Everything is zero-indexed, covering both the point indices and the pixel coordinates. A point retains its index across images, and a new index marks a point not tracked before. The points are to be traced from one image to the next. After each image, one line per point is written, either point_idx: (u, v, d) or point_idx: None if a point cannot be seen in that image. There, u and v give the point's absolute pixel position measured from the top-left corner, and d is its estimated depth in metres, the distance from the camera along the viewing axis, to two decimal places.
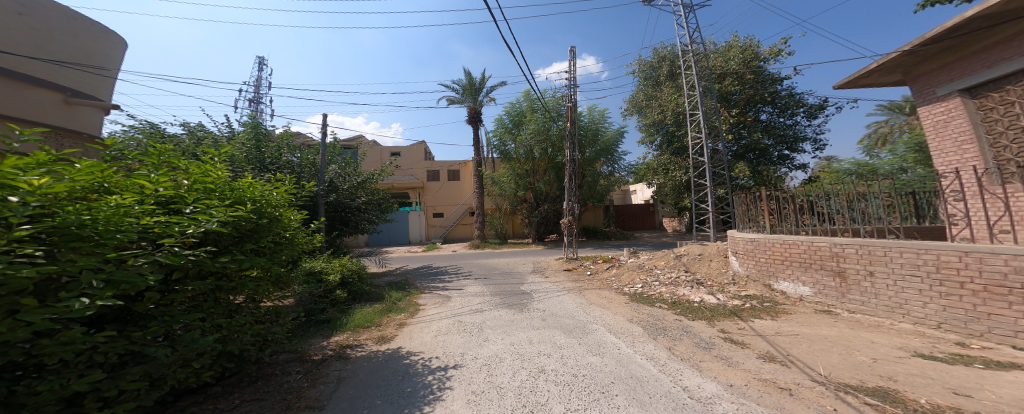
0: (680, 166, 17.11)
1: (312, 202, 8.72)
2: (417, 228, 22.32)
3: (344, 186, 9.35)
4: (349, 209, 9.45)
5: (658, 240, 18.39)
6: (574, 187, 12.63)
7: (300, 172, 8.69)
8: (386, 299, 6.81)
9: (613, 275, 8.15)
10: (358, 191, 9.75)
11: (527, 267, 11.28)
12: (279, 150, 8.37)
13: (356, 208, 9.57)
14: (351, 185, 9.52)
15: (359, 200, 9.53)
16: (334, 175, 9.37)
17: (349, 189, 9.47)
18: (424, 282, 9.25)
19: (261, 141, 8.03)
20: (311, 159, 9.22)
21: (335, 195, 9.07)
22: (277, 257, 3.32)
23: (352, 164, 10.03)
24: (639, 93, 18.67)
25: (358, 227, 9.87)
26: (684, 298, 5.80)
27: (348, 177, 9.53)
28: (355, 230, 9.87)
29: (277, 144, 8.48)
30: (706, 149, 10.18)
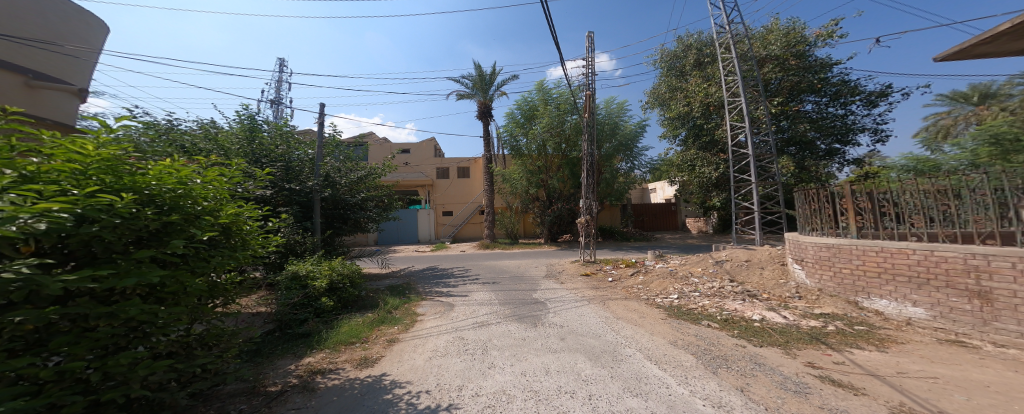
0: (708, 161, 16.03)
1: (307, 199, 7.94)
2: (426, 227, 21.72)
3: (342, 181, 8.59)
4: (348, 206, 8.70)
5: (682, 242, 17.10)
6: (593, 183, 11.60)
7: (296, 169, 7.89)
8: (381, 308, 5.95)
9: (641, 282, 7.07)
10: (359, 186, 9.03)
11: (540, 270, 10.29)
12: (273, 141, 7.72)
13: (356, 205, 8.85)
14: (350, 180, 8.76)
15: (358, 196, 8.78)
16: (332, 169, 8.64)
17: (349, 184, 8.75)
18: (427, 286, 8.39)
19: (254, 133, 7.43)
20: (308, 153, 8.47)
21: (332, 191, 8.26)
22: (209, 268, 2.20)
23: (352, 157, 9.33)
24: (662, 84, 18.31)
25: (358, 226, 9.14)
26: (738, 314, 4.67)
27: (347, 171, 8.80)
28: (356, 229, 9.16)
29: (272, 135, 7.87)
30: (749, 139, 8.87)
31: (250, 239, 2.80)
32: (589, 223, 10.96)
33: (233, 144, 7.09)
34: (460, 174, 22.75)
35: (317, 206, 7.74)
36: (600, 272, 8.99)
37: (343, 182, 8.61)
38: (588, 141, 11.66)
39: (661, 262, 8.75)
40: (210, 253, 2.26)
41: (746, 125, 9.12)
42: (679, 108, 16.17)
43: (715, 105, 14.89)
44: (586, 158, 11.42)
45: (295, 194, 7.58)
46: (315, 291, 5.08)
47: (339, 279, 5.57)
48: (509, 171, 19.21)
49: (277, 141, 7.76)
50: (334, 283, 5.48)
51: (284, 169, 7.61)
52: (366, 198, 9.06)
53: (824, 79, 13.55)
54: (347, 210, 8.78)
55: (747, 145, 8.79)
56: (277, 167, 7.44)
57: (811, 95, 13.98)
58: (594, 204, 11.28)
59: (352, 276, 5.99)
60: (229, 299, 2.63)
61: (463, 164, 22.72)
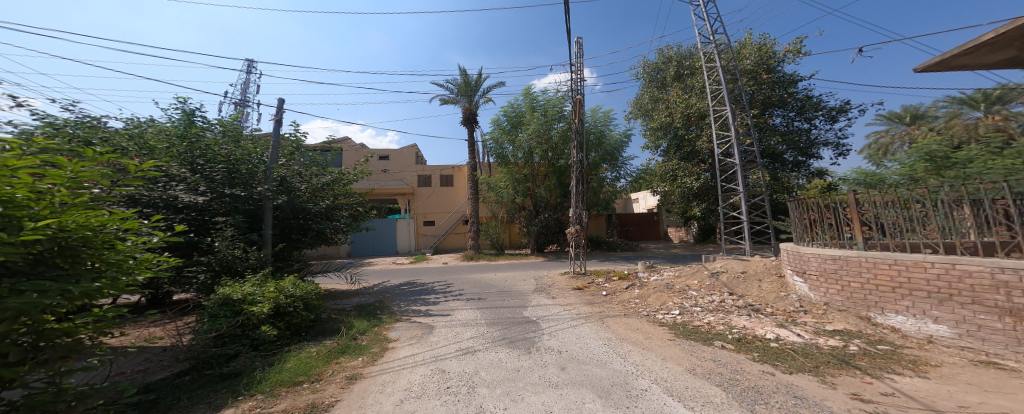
0: (688, 171, 17.16)
1: (256, 206, 6.87)
2: (406, 236, 20.50)
3: (303, 186, 7.54)
4: (309, 215, 7.65)
5: (667, 252, 17.20)
6: (582, 193, 11.21)
7: (237, 169, 6.68)
8: (343, 335, 5.04)
9: (637, 297, 6.62)
10: (323, 193, 8.04)
11: (527, 284, 9.66)
12: (220, 141, 6.75)
13: (319, 214, 7.84)
14: (313, 186, 7.75)
15: (323, 204, 7.77)
16: (293, 171, 7.63)
17: (310, 190, 7.74)
18: (402, 304, 7.49)
19: (193, 132, 6.47)
20: (254, 152, 7.28)
21: (287, 198, 7.15)
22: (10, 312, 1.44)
23: (319, 159, 8.35)
24: (645, 96, 19.90)
25: (324, 237, 8.12)
26: (749, 330, 4.26)
27: (310, 175, 7.82)
28: (323, 240, 8.14)
29: (220, 137, 6.91)
30: (734, 148, 8.78)
31: (113, 265, 2.03)
32: (578, 233, 10.61)
33: (169, 149, 6.20)
34: (443, 182, 21.79)
35: (268, 215, 6.73)
36: (591, 286, 8.48)
37: (303, 188, 7.60)
38: (577, 149, 11.41)
39: (655, 274, 8.39)
40: (17, 287, 1.50)
41: (732, 135, 9.12)
42: (662, 119, 17.52)
43: (694, 117, 16.32)
44: (574, 166, 11.16)
45: (242, 202, 6.57)
46: (248, 319, 4.23)
47: (283, 301, 4.61)
48: (493, 179, 18.73)
49: (215, 140, 6.70)
50: (276, 307, 4.53)
51: (224, 170, 6.47)
52: (331, 206, 8.06)
53: (793, 93, 14.32)
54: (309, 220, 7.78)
55: (734, 153, 8.71)
56: (221, 171, 6.44)
57: (783, 109, 14.68)
58: (583, 212, 10.93)
59: (303, 297, 5.05)
60: (74, 347, 1.86)
61: (446, 172, 21.80)
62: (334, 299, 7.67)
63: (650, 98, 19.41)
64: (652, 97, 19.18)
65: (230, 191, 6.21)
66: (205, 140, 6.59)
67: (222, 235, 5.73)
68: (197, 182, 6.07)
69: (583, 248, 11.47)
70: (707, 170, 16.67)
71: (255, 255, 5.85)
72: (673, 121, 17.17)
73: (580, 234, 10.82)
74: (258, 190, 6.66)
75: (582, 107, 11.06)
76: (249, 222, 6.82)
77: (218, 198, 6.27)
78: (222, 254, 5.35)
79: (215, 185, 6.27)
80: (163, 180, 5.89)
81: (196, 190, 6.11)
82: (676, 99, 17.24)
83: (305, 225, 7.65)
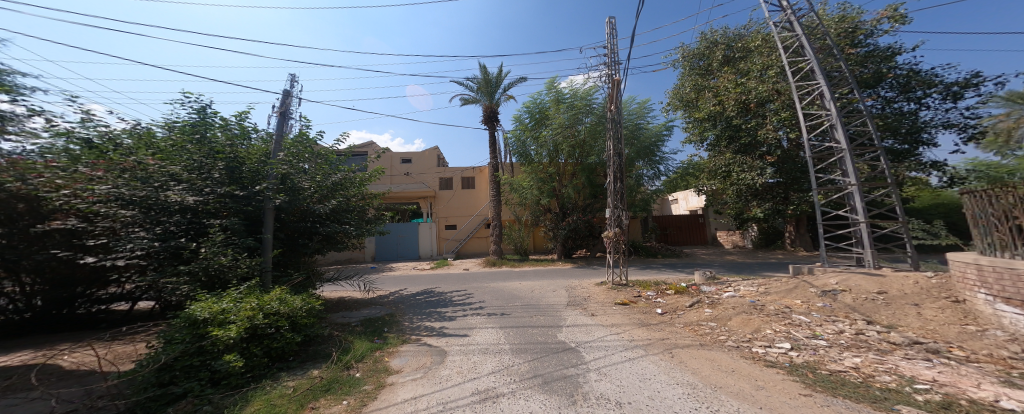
0: (750, 166, 14.68)
1: (257, 207, 6.08)
2: (426, 240, 19.95)
3: (308, 185, 6.72)
4: (315, 218, 6.86)
5: (721, 259, 14.97)
6: (626, 191, 9.47)
7: (240, 169, 5.97)
8: (336, 363, 4.00)
9: (711, 318, 5.03)
10: (334, 192, 7.15)
11: (559, 296, 8.29)
12: (227, 138, 6.05)
13: (328, 216, 6.99)
14: (319, 185, 6.91)
15: (329, 205, 6.86)
16: (299, 167, 6.78)
17: (318, 190, 6.88)
18: (416, 319, 6.43)
19: (199, 129, 5.84)
20: (263, 148, 6.54)
21: (287, 198, 6.28)
22: None
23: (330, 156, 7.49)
24: (685, 86, 17.74)
25: (335, 240, 7.25)
26: (951, 388, 2.59)
27: (319, 174, 6.96)
28: (335, 243, 7.28)
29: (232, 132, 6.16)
30: (839, 132, 7.36)
31: None
32: (619, 237, 9.08)
33: (174, 148, 5.69)
34: (464, 184, 20.98)
35: (270, 217, 5.96)
36: (639, 301, 6.94)
37: (310, 187, 6.73)
38: (616, 139, 9.79)
39: (723, 287, 6.68)
40: None
41: (834, 118, 7.57)
42: (710, 108, 15.41)
43: (754, 103, 14.15)
44: (614, 159, 9.60)
45: (240, 202, 5.82)
46: (213, 345, 3.26)
47: (258, 321, 3.61)
48: (518, 180, 17.59)
49: (220, 134, 6.01)
50: (250, 329, 3.53)
51: (225, 171, 5.76)
52: (341, 207, 7.17)
53: (881, 69, 11.85)
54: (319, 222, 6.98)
55: (839, 138, 7.25)
56: (220, 167, 5.69)
57: (870, 88, 12.13)
58: (622, 211, 9.32)
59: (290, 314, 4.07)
60: None
61: (467, 174, 20.97)
62: (340, 310, 6.83)
63: (695, 87, 17.31)
64: (697, 85, 17.06)
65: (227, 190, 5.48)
66: (210, 136, 5.95)
67: (212, 242, 4.87)
68: (191, 184, 5.38)
69: (624, 254, 9.85)
70: (770, 164, 14.27)
71: (245, 263, 4.99)
72: (727, 109, 14.93)
73: (621, 239, 9.24)
74: (258, 188, 5.87)
75: (619, 92, 9.55)
76: (249, 224, 6.10)
77: (212, 199, 5.47)
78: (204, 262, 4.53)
79: (211, 184, 5.55)
80: (158, 178, 5.32)
81: (199, 191, 5.45)
82: (729, 85, 15.08)
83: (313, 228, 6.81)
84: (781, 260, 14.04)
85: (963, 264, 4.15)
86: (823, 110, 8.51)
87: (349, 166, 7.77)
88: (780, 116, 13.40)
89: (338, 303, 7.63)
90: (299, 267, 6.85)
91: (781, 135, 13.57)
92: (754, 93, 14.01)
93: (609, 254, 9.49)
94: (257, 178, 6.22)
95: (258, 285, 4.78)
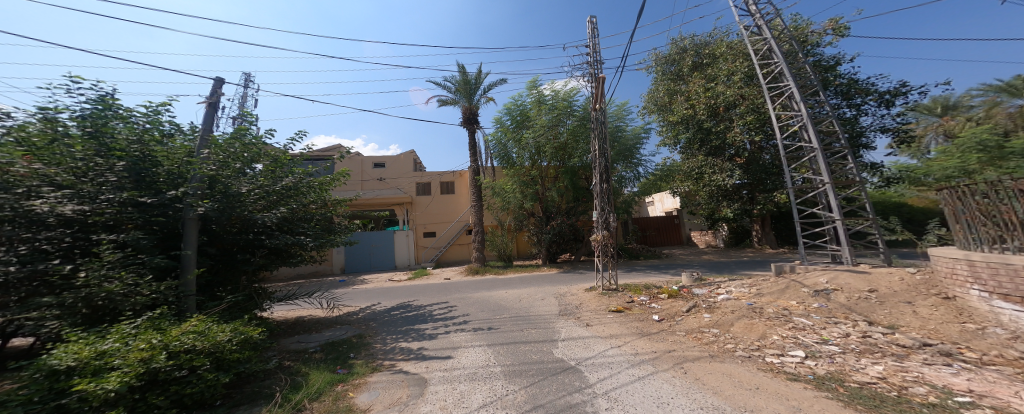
0: (721, 168, 15.21)
1: (174, 217, 5.04)
2: (403, 249, 18.76)
3: (248, 190, 5.61)
4: (257, 228, 5.78)
5: (698, 259, 15.34)
6: (610, 193, 9.27)
7: (143, 171, 4.93)
8: (285, 407, 3.20)
9: (712, 325, 4.77)
10: (282, 198, 6.19)
11: (548, 305, 7.84)
12: (133, 134, 4.99)
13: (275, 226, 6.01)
14: (262, 190, 5.83)
15: (273, 214, 5.80)
16: (234, 169, 5.74)
17: (261, 195, 5.84)
18: (389, 340, 5.66)
19: (94, 121, 4.71)
20: (184, 146, 5.50)
21: (217, 202, 5.22)
22: None
23: (273, 158, 6.43)
24: (658, 91, 18.20)
25: (283, 252, 6.27)
26: (996, 401, 2.34)
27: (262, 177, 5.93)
28: (284, 257, 6.31)
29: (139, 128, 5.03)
30: (810, 131, 7.46)
31: None
32: (607, 240, 8.87)
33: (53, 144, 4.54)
34: (443, 189, 20.04)
35: (192, 226, 4.97)
36: (634, 308, 6.67)
37: (248, 190, 5.63)
38: (601, 138, 9.63)
39: (714, 290, 6.55)
40: None
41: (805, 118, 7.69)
42: (683, 112, 15.87)
43: (722, 107, 14.70)
44: (600, 161, 9.39)
45: (149, 212, 4.84)
46: (81, 402, 2.29)
47: (161, 364, 2.71)
48: (499, 183, 17.15)
49: (123, 129, 4.95)
50: (146, 376, 2.62)
51: (127, 172, 4.73)
52: (290, 216, 6.21)
53: (835, 77, 12.68)
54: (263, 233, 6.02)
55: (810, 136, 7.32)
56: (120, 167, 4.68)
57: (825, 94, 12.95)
58: (606, 212, 9.18)
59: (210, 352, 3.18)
60: None
61: (446, 179, 20.06)
62: (296, 334, 5.89)
63: (667, 92, 17.76)
64: (668, 90, 17.52)
65: (128, 194, 4.50)
66: (110, 131, 4.86)
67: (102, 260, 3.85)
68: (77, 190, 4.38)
69: (612, 258, 9.63)
70: (739, 166, 14.80)
71: (150, 288, 3.96)
72: (698, 113, 15.39)
73: (610, 241, 9.08)
74: (172, 192, 4.89)
75: (604, 91, 9.33)
76: (165, 238, 5.09)
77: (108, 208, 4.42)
78: (88, 292, 3.46)
79: (108, 190, 4.56)
80: (26, 184, 4.16)
81: (89, 200, 4.44)
82: (700, 90, 15.57)
83: (252, 240, 5.79)
84: (754, 258, 14.59)
85: (954, 260, 4.09)
86: (796, 109, 8.73)
87: (300, 169, 6.75)
88: (746, 120, 13.96)
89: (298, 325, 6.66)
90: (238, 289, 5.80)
91: (748, 138, 14.14)
92: (722, 97, 14.51)
93: (598, 258, 9.25)
94: (170, 183, 5.23)
95: (168, 315, 3.82)
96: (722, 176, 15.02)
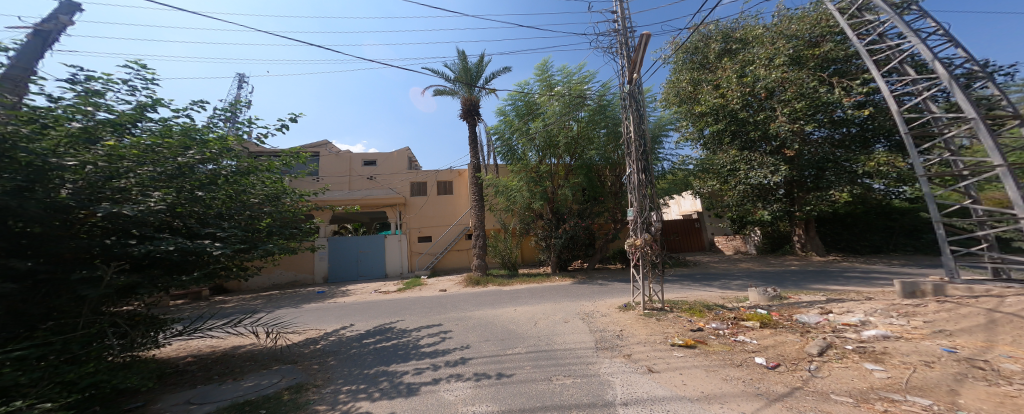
0: (760, 163, 13.14)
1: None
2: (394, 256, 16.68)
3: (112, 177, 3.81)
4: (136, 228, 3.79)
5: (736, 267, 13.25)
6: (654, 190, 7.19)
7: None
8: None
9: (909, 391, 2.66)
10: (177, 185, 4.19)
11: (583, 337, 5.70)
12: None
13: (157, 224, 3.98)
14: (158, 176, 4.09)
15: (155, 204, 3.88)
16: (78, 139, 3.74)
17: (135, 182, 3.98)
18: (358, 402, 3.60)
19: None
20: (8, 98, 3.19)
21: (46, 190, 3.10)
22: None
23: (178, 135, 4.72)
24: (679, 82, 16.19)
25: (178, 265, 4.00)
26: None
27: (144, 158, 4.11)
28: (184, 270, 4.06)
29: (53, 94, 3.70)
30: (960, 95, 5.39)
31: None
32: (650, 246, 6.81)
33: None
34: (440, 190, 18.03)
35: None
36: (707, 341, 4.60)
37: (104, 175, 3.72)
38: (639, 120, 7.67)
39: (831, 317, 4.51)
40: None
41: (943, 78, 5.71)
42: (712, 101, 13.78)
43: (762, 93, 12.80)
44: (626, 143, 7.83)
45: None
46: None
47: None
48: (503, 181, 15.10)
49: None
50: None
51: None
52: (185, 207, 4.22)
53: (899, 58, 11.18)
54: (139, 237, 3.91)
55: (960, 105, 5.37)
56: None
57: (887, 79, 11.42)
58: (641, 209, 7.12)
59: None
60: None
61: (443, 178, 18.06)
62: (193, 390, 3.79)
63: (691, 82, 15.76)
64: (693, 78, 15.54)
65: None
66: None
67: None
68: None
69: (655, 269, 7.55)
70: (782, 160, 12.64)
71: None
72: (731, 102, 13.36)
73: (656, 250, 6.96)
74: None
75: (645, 56, 7.23)
76: None
77: None
78: None
79: None
80: None
81: None
82: (735, 75, 13.56)
83: (112, 247, 3.52)
84: (803, 267, 12.48)
85: None
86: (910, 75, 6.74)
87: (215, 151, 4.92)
88: (794, 106, 12.01)
89: (216, 369, 4.51)
90: (84, 324, 3.32)
91: (798, 128, 12.07)
92: (762, 83, 12.66)
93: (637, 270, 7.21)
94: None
95: None
96: (762, 172, 12.93)
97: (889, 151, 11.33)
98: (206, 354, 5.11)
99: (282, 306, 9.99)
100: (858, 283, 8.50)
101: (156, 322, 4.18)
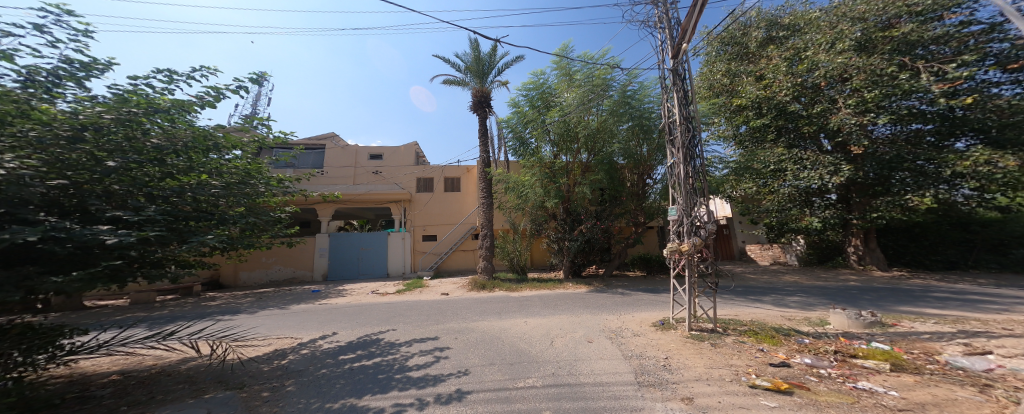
0: (814, 162, 11.59)
1: None
2: (397, 254, 15.65)
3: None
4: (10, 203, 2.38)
5: (781, 280, 11.55)
6: (707, 183, 5.68)
7: None
8: None
9: None
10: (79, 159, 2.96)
11: (620, 367, 4.33)
12: None
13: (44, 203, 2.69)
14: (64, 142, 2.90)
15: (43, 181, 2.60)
16: None
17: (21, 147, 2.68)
18: None
19: None
20: None
21: None
22: None
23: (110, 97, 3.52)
24: (713, 74, 14.62)
25: (69, 259, 2.74)
26: None
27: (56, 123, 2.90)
28: (78, 268, 2.80)
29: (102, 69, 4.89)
30: None
31: None
32: (703, 253, 5.30)
33: None
34: (448, 187, 16.96)
35: None
36: (809, 386, 3.16)
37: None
38: (684, 103, 6.30)
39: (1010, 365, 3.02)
40: None
41: None
42: (756, 93, 12.22)
43: (818, 83, 11.15)
44: (666, 129, 6.48)
45: None
46: None
47: None
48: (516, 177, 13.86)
49: None
50: None
51: None
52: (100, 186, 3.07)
53: (983, 45, 9.62)
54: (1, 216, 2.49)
55: None
56: None
57: (973, 66, 9.69)
58: (686, 206, 5.66)
59: None
60: None
61: (452, 174, 16.98)
62: None
63: (726, 74, 14.12)
64: (729, 70, 13.91)
65: None
66: None
67: None
68: None
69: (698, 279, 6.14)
70: (843, 159, 11.15)
71: None
72: (779, 94, 11.81)
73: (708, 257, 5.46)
74: None
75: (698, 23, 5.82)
76: None
77: None
78: None
79: None
80: None
81: None
82: (783, 63, 11.92)
83: None
84: (864, 283, 10.69)
85: None
86: None
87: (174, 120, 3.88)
88: (865, 95, 10.31)
89: (133, 395, 3.35)
90: None
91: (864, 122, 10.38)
92: (822, 70, 11.00)
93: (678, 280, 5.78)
94: None
95: None
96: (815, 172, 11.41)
97: (978, 148, 9.52)
98: (136, 372, 4.00)
99: (267, 307, 8.97)
100: (955, 306, 6.83)
101: (47, 334, 3.02)
